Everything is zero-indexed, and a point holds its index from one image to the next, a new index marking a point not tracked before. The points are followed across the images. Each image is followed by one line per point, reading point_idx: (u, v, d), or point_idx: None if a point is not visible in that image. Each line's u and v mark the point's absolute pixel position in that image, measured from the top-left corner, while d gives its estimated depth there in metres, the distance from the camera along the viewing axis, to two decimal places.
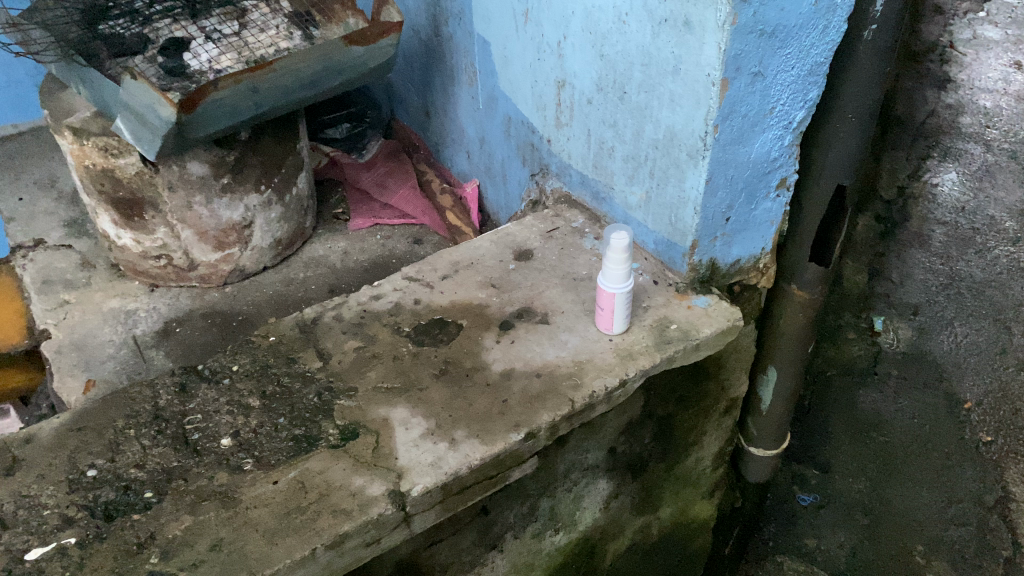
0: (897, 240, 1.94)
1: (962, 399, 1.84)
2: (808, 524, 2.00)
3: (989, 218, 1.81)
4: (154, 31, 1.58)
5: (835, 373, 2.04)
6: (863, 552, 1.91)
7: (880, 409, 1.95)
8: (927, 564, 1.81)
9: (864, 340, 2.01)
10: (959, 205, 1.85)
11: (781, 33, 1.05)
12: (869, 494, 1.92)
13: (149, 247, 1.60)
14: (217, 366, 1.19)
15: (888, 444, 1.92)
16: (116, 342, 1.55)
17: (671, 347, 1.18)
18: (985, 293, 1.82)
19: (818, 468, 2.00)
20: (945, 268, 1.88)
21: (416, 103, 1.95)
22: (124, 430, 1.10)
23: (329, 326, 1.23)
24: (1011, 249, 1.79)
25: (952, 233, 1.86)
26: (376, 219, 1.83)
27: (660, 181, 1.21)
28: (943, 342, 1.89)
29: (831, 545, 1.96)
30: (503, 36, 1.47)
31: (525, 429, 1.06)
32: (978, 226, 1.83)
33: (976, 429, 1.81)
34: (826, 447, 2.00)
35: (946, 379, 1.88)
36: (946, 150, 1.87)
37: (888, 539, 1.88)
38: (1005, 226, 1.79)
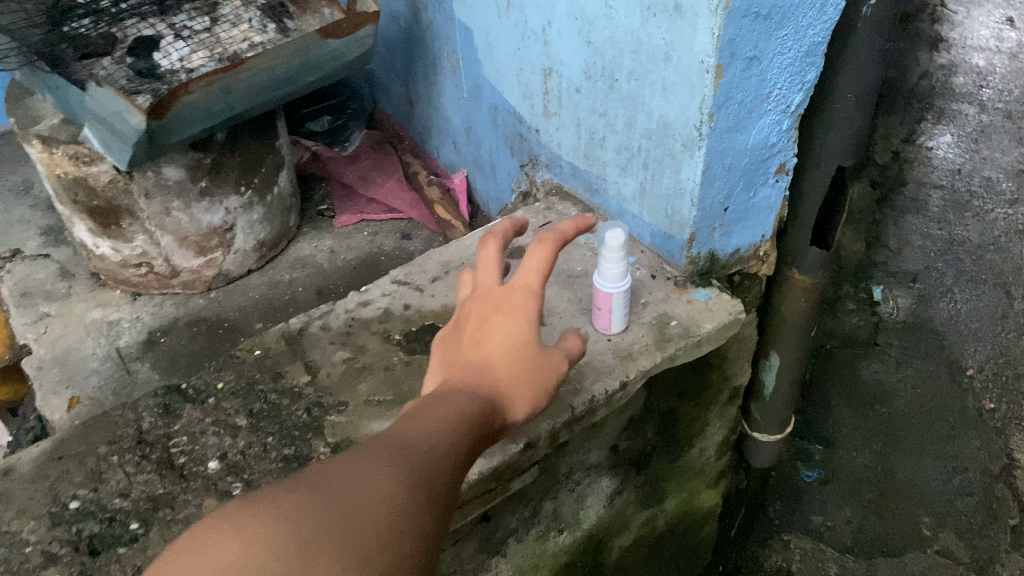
0: (893, 205, 1.95)
1: (964, 367, 1.82)
2: (812, 500, 1.90)
3: (984, 179, 1.86)
4: (122, 30, 1.51)
5: (837, 345, 2.00)
6: (870, 528, 1.82)
7: (881, 379, 1.93)
8: (934, 536, 1.75)
9: (864, 310, 1.97)
10: (955, 166, 1.90)
11: (777, 15, 0.99)
12: (876, 468, 1.86)
13: (128, 255, 1.55)
14: (202, 385, 1.15)
15: (891, 413, 1.89)
16: (99, 356, 1.50)
17: (672, 344, 1.14)
18: (985, 257, 1.83)
19: (823, 443, 1.94)
20: (943, 234, 1.90)
21: (398, 92, 1.88)
22: (106, 457, 1.06)
23: (316, 336, 1.19)
24: (1008, 211, 1.82)
25: (947, 196, 1.90)
26: (361, 215, 1.80)
27: (655, 172, 1.16)
28: (942, 309, 1.87)
29: (837, 521, 1.86)
30: (485, 22, 1.41)
31: (523, 439, 1.03)
32: (974, 189, 1.87)
33: (979, 396, 1.79)
34: (829, 420, 1.95)
35: (947, 348, 1.85)
36: (941, 113, 1.95)
37: (895, 513, 1.80)
38: (1001, 187, 1.84)
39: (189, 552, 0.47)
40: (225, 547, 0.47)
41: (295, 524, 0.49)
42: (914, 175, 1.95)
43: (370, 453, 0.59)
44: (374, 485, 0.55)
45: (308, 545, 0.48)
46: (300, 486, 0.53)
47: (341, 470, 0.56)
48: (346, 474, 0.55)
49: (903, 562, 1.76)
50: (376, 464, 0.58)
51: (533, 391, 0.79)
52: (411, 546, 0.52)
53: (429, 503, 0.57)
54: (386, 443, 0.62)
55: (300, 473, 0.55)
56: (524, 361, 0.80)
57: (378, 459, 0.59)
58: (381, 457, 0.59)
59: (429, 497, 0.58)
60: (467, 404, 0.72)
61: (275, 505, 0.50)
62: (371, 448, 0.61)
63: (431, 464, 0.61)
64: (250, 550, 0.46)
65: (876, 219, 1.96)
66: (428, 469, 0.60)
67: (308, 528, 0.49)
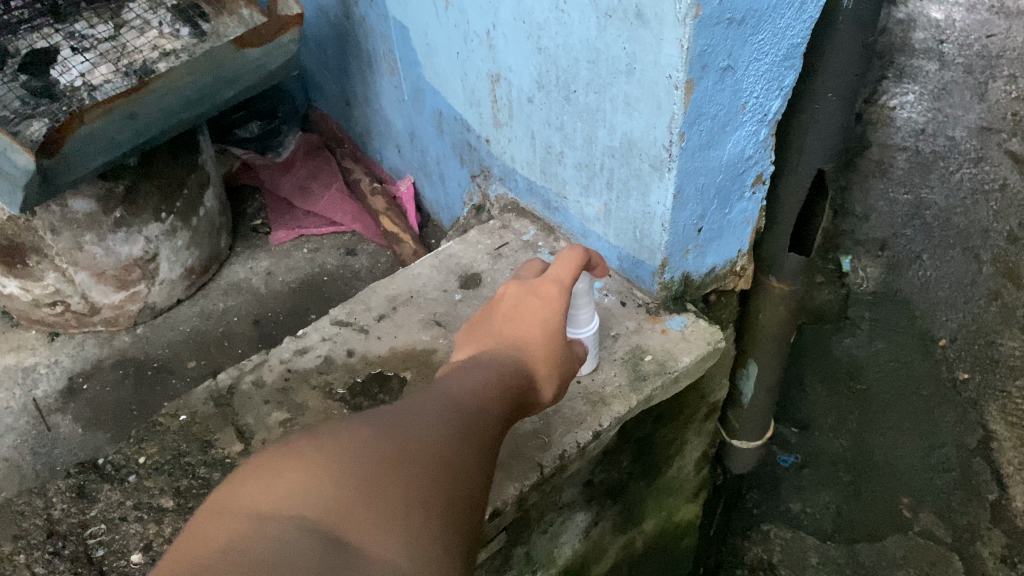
0: (859, 171, 2.03)
1: (938, 337, 1.84)
2: (791, 487, 1.81)
3: (951, 138, 1.96)
4: (13, 43, 1.33)
5: (810, 321, 1.99)
6: (849, 512, 1.74)
7: (855, 354, 1.91)
8: (914, 517, 1.69)
9: (834, 284, 2.01)
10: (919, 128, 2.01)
11: (752, 19, 0.86)
12: (854, 451, 1.80)
13: (40, 294, 1.40)
14: (121, 460, 1.01)
15: (867, 390, 1.86)
16: (15, 410, 1.36)
17: (647, 384, 1.03)
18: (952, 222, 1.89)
19: (798, 426, 1.87)
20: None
21: (333, 89, 1.73)
22: (10, 556, 0.95)
23: (248, 394, 1.05)
24: (974, 169, 1.91)
25: (914, 157, 2.00)
26: (299, 229, 1.66)
27: (621, 193, 1.04)
28: (912, 278, 1.92)
29: (817, 507, 1.78)
30: (422, 21, 1.26)
31: (488, 509, 0.92)
32: (940, 149, 1.97)
33: (954, 366, 1.80)
34: (803, 403, 1.90)
35: (920, 317, 1.88)
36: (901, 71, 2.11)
37: (873, 496, 1.74)
38: (965, 146, 1.93)
39: (253, 474, 0.48)
40: (287, 474, 0.47)
41: (357, 464, 0.49)
42: None
43: (423, 407, 0.60)
44: (427, 440, 0.56)
45: (366, 485, 0.48)
46: (360, 428, 0.53)
47: (397, 421, 0.56)
48: (403, 424, 0.56)
49: (882, 547, 1.69)
50: (431, 419, 0.59)
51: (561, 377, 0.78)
52: (460, 494, 0.53)
53: (476, 463, 0.58)
54: (434, 396, 0.63)
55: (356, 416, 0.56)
56: (557, 343, 0.79)
57: (432, 415, 0.59)
58: (436, 413, 0.60)
59: (475, 461, 0.58)
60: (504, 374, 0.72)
61: (338, 444, 0.51)
62: (428, 404, 0.62)
63: (478, 421, 0.63)
64: (314, 481, 0.47)
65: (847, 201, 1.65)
66: (475, 430, 0.61)
67: (367, 469, 0.50)
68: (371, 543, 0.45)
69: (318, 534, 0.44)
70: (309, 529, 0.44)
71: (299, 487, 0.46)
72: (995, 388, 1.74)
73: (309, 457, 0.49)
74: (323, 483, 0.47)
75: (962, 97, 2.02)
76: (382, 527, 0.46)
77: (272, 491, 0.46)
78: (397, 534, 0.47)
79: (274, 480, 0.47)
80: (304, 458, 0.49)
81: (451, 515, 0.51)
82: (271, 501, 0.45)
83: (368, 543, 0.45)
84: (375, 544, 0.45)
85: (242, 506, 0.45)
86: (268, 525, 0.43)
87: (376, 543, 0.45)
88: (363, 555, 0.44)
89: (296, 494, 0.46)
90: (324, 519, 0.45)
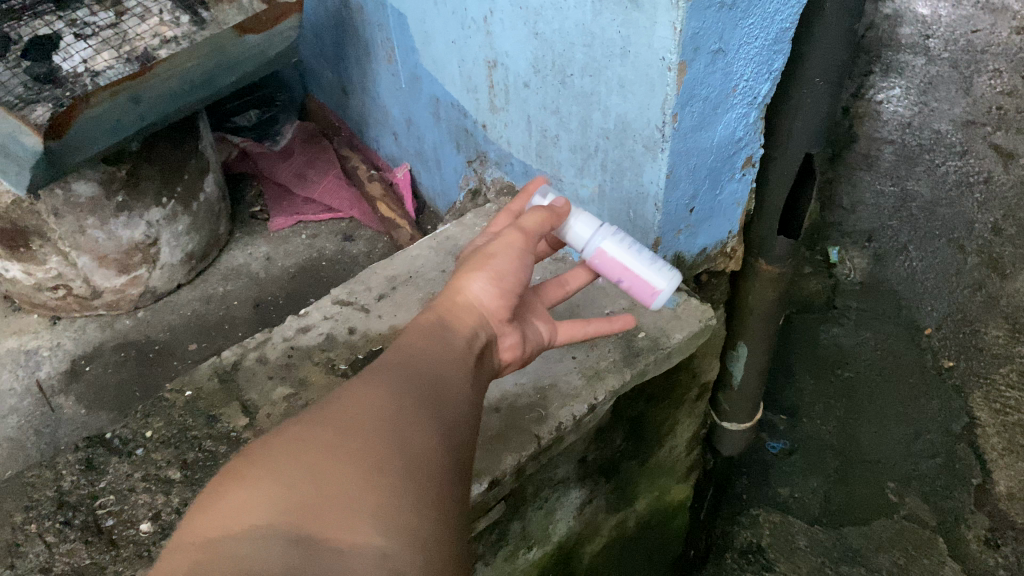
0: (849, 160, 2.36)
1: (923, 326, 1.96)
2: (780, 473, 1.81)
3: (934, 130, 2.35)
4: (15, 30, 1.35)
5: (797, 312, 2.04)
6: (836, 496, 1.74)
7: (841, 343, 1.96)
8: (901, 501, 1.70)
9: (821, 274, 2.09)
10: (906, 120, 2.40)
11: (743, 3, 0.89)
12: (840, 436, 1.82)
13: (43, 278, 1.42)
14: (129, 434, 1.03)
15: (854, 377, 1.90)
16: (17, 391, 1.38)
17: (641, 359, 1.07)
18: (936, 214, 2.15)
19: (786, 413, 1.89)
20: (893, 193, 2.23)
21: (330, 79, 1.75)
22: (24, 526, 0.96)
23: (253, 370, 1.08)
24: (958, 162, 2.24)
25: (900, 149, 2.33)
26: (298, 215, 1.69)
27: (615, 174, 1.07)
28: (902, 265, 2.08)
29: (804, 492, 1.77)
30: (419, 9, 1.29)
31: (487, 478, 0.95)
32: (925, 140, 2.34)
33: (938, 356, 1.90)
34: (791, 390, 1.92)
35: (907, 308, 2.00)
36: (889, 66, 2.57)
37: (861, 482, 1.75)
38: (950, 138, 2.31)
39: (203, 507, 0.50)
40: (233, 498, 0.49)
41: (302, 459, 0.51)
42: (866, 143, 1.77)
43: (364, 383, 0.62)
44: (369, 412, 0.57)
45: (314, 478, 0.50)
46: (300, 428, 0.55)
47: (335, 406, 0.58)
48: (341, 407, 0.58)
49: (870, 530, 1.68)
50: (372, 391, 0.60)
51: (498, 257, 0.81)
52: (424, 453, 0.56)
53: (428, 421, 0.60)
54: (390, 366, 0.66)
55: (297, 414, 0.58)
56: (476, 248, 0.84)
57: (375, 388, 0.61)
58: (390, 382, 0.62)
59: (428, 420, 0.60)
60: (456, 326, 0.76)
61: (288, 443, 0.53)
62: (383, 372, 0.64)
63: (436, 382, 0.65)
64: (263, 494, 0.49)
65: None
66: (425, 393, 0.63)
67: (313, 463, 0.51)
68: (333, 524, 0.47)
69: (276, 538, 0.46)
70: (266, 537, 0.46)
71: (245, 504, 0.48)
72: (981, 376, 1.84)
73: (251, 473, 0.51)
74: (274, 492, 0.49)
75: (949, 92, 2.45)
76: (344, 513, 0.48)
77: (221, 518, 0.48)
78: (361, 514, 0.48)
79: (222, 507, 0.49)
80: (247, 476, 0.51)
81: (419, 472, 0.54)
82: (222, 526, 0.47)
83: (331, 530, 0.47)
84: (340, 528, 0.47)
85: (198, 538, 0.47)
86: (225, 547, 0.45)
87: (338, 527, 0.47)
88: (329, 542, 0.46)
89: (245, 511, 0.48)
90: (280, 523, 0.47)
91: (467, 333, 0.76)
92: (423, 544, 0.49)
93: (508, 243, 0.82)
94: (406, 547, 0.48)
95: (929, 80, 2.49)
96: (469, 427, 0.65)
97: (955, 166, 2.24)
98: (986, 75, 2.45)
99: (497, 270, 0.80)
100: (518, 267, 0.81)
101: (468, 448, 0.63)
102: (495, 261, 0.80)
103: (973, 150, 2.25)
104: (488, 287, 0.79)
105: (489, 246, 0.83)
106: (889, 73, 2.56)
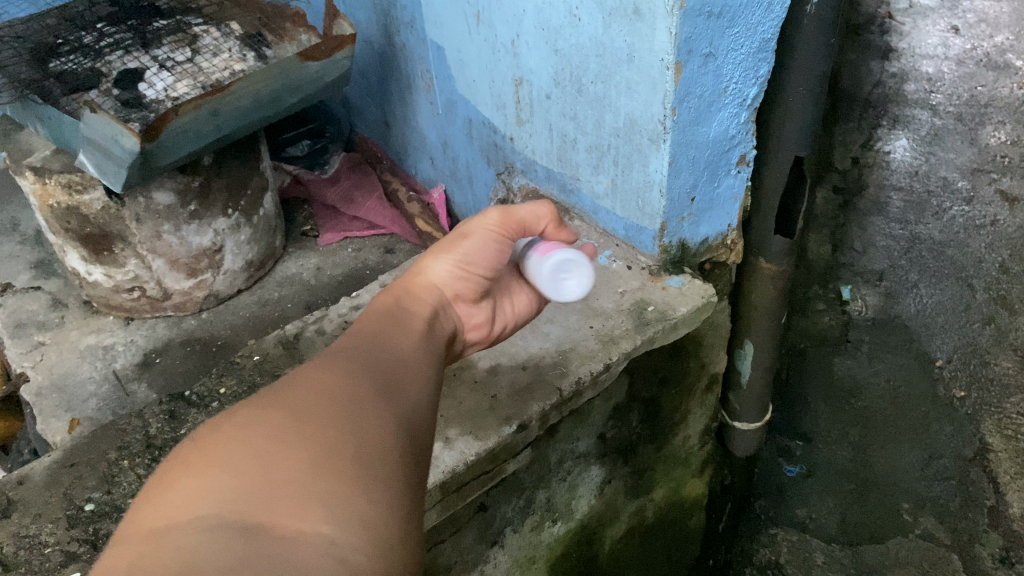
0: (857, 210, 2.13)
1: (934, 357, 1.92)
2: (796, 496, 1.98)
3: (943, 178, 2.03)
4: (106, 65, 1.53)
5: (810, 345, 2.08)
6: (852, 517, 1.90)
7: (855, 375, 2.00)
8: (915, 521, 1.83)
9: (834, 309, 2.09)
10: (912, 168, 2.08)
11: (729, 13, 1.06)
12: (856, 460, 1.93)
13: (121, 280, 1.68)
14: (204, 391, 1.20)
15: (866, 408, 1.96)
16: (97, 379, 1.61)
17: (651, 327, 1.22)
18: (946, 252, 1.97)
19: (802, 439, 2.01)
20: (905, 233, 2.05)
21: (376, 114, 2.01)
22: (117, 461, 1.12)
23: (312, 340, 1.24)
24: (966, 207, 1.99)
25: (908, 197, 2.07)
26: (346, 232, 1.97)
27: (625, 168, 1.24)
28: (908, 303, 1.99)
29: (820, 513, 1.94)
30: (457, 39, 1.49)
31: (516, 421, 1.11)
32: (933, 188, 2.04)
33: (949, 386, 1.88)
34: (806, 416, 2.03)
35: (917, 340, 1.95)
36: (896, 118, 2.17)
37: (877, 503, 1.88)
38: (959, 186, 2.00)
39: (154, 498, 0.57)
40: (183, 488, 0.57)
41: (252, 450, 0.60)
42: (872, 180, 2.14)
43: (313, 379, 0.71)
44: (312, 409, 0.66)
45: (262, 474, 0.58)
46: (243, 424, 0.63)
47: (279, 402, 0.66)
48: (286, 404, 0.66)
49: (886, 547, 1.84)
50: (318, 388, 0.69)
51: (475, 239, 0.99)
52: (370, 441, 0.65)
53: (378, 416, 0.69)
54: (351, 361, 0.76)
55: (240, 407, 0.66)
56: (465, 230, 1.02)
57: (319, 387, 0.70)
58: (343, 377, 0.72)
59: (382, 411, 0.70)
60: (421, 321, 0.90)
61: (239, 434, 0.62)
62: (339, 368, 0.74)
63: (391, 382, 0.75)
64: (213, 486, 0.57)
65: (839, 223, 2.15)
66: (371, 390, 0.72)
67: (259, 456, 0.60)
68: (281, 518, 0.55)
69: (224, 527, 0.53)
70: (215, 526, 0.53)
71: (194, 499, 0.56)
72: (991, 405, 1.83)
73: (199, 469, 0.58)
74: (221, 485, 0.57)
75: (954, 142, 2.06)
76: (291, 507, 0.56)
77: (173, 509, 0.55)
78: (308, 503, 0.57)
79: (172, 498, 0.56)
80: (196, 471, 0.58)
81: (365, 460, 0.63)
82: (174, 517, 0.54)
83: (279, 520, 0.55)
84: (287, 518, 0.55)
85: (149, 529, 0.54)
86: (172, 538, 0.53)
87: (287, 518, 0.55)
88: (273, 530, 0.54)
89: (194, 504, 0.55)
90: (224, 514, 0.55)
91: (422, 304, 0.93)
92: (366, 529, 0.57)
93: (482, 228, 1.00)
94: (352, 534, 0.56)
95: (936, 131, 2.10)
96: (422, 417, 0.75)
97: (961, 211, 1.99)
98: (992, 122, 2.04)
99: (465, 254, 0.98)
100: (483, 254, 1.00)
101: (421, 439, 0.72)
102: (464, 246, 0.99)
103: (979, 194, 1.98)
104: (451, 270, 0.98)
105: (467, 230, 1.01)
106: (896, 125, 2.17)
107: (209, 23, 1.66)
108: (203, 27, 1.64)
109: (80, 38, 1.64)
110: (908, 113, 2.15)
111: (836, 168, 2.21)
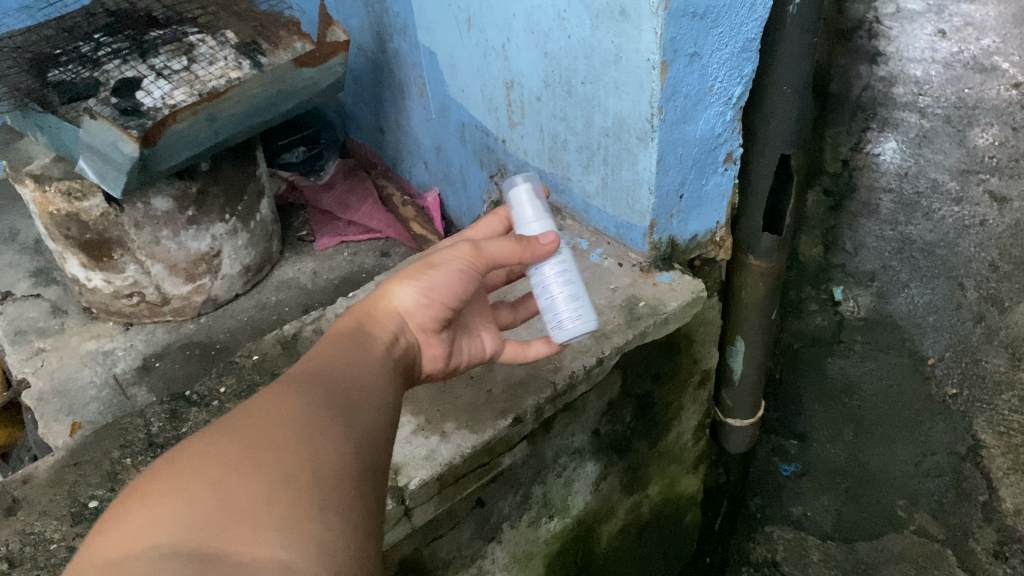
0: (848, 211, 2.10)
1: (926, 356, 1.91)
2: (791, 493, 2.05)
3: (932, 180, 1.99)
4: (104, 73, 1.55)
5: (802, 346, 2.09)
6: (847, 515, 1.96)
7: (847, 374, 2.00)
8: (909, 517, 1.87)
9: (827, 310, 2.07)
10: (902, 171, 2.04)
11: (712, 14, 1.09)
12: (850, 460, 1.96)
13: (120, 286, 1.70)
14: (204, 390, 1.23)
15: (859, 407, 1.97)
16: (98, 383, 1.63)
17: (643, 322, 1.25)
18: (936, 253, 1.94)
19: (796, 438, 2.05)
20: (895, 234, 2.02)
21: (370, 120, 2.05)
22: (120, 459, 1.14)
23: (310, 339, 1.26)
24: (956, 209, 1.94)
25: (898, 199, 2.03)
26: (341, 237, 2.00)
27: (615, 167, 1.27)
28: (900, 304, 1.97)
29: (816, 509, 2.01)
30: (449, 44, 1.52)
31: (512, 414, 1.13)
32: (922, 190, 2.00)
33: (942, 384, 1.87)
34: (801, 416, 2.05)
35: (909, 340, 1.94)
36: (885, 121, 2.10)
37: (871, 501, 1.93)
38: (947, 188, 1.96)
39: (107, 528, 0.56)
40: (139, 518, 0.56)
41: (208, 478, 0.60)
42: (862, 183, 2.10)
43: (270, 403, 0.71)
44: (269, 435, 0.66)
45: (219, 503, 0.58)
46: (202, 450, 0.63)
47: (236, 428, 0.66)
48: (243, 429, 0.66)
49: (883, 545, 1.90)
50: (275, 411, 0.69)
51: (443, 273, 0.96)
52: (327, 464, 0.66)
53: (335, 437, 0.69)
54: (308, 383, 0.75)
55: (197, 432, 0.66)
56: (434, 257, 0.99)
57: (278, 412, 0.69)
58: (300, 400, 0.72)
59: (340, 433, 0.71)
60: (377, 349, 0.89)
61: (194, 462, 0.61)
62: (296, 391, 0.73)
63: (347, 405, 0.76)
64: (169, 514, 0.56)
65: (831, 225, 2.12)
66: (330, 412, 0.72)
67: (215, 483, 0.59)
68: (237, 547, 0.55)
69: (181, 556, 0.53)
70: (171, 554, 0.53)
71: (151, 528, 0.55)
72: (984, 402, 1.81)
73: (155, 497, 0.58)
74: (178, 514, 0.57)
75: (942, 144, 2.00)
76: (247, 536, 0.56)
77: (128, 539, 0.55)
78: (265, 530, 0.57)
79: (128, 529, 0.55)
80: (151, 499, 0.58)
81: (322, 483, 0.64)
82: (129, 547, 0.54)
83: (236, 548, 0.55)
84: (243, 546, 0.55)
85: (105, 559, 0.53)
86: (128, 567, 0.52)
87: (244, 546, 0.55)
88: (231, 559, 0.54)
89: (151, 532, 0.55)
90: (181, 542, 0.54)
91: (384, 329, 0.93)
92: (322, 555, 0.58)
93: (451, 261, 0.97)
94: (307, 559, 0.57)
95: (926, 132, 2.03)
96: (377, 438, 0.76)
97: (953, 211, 1.95)
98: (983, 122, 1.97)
99: (431, 283, 0.96)
100: (451, 283, 0.97)
101: (376, 459, 0.73)
102: (432, 274, 0.96)
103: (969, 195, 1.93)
104: (416, 297, 0.96)
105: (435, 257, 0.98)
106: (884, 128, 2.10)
107: (205, 32, 1.68)
108: (198, 35, 1.66)
109: (77, 48, 1.66)
110: (897, 116, 2.08)
111: (826, 172, 2.18)
